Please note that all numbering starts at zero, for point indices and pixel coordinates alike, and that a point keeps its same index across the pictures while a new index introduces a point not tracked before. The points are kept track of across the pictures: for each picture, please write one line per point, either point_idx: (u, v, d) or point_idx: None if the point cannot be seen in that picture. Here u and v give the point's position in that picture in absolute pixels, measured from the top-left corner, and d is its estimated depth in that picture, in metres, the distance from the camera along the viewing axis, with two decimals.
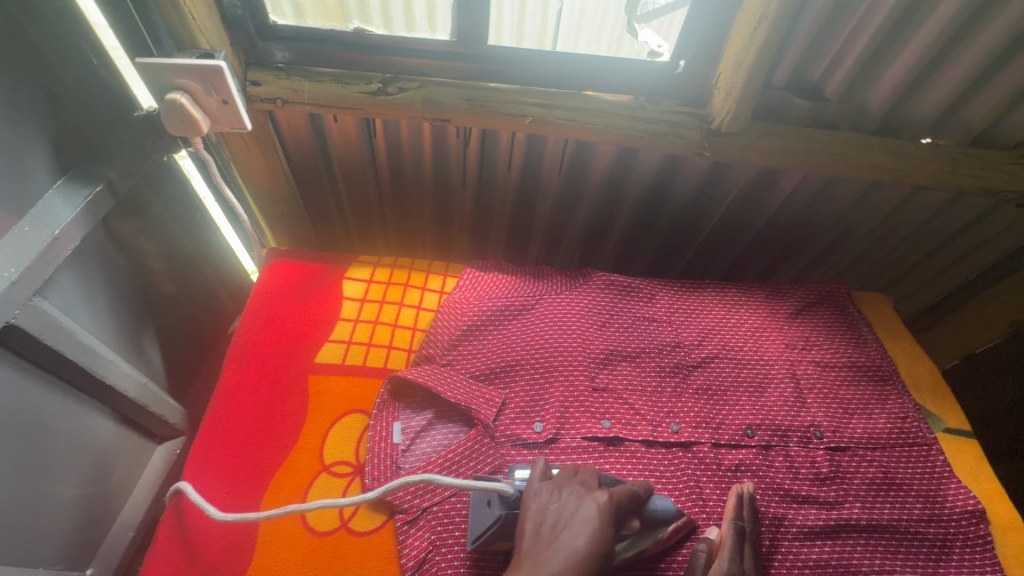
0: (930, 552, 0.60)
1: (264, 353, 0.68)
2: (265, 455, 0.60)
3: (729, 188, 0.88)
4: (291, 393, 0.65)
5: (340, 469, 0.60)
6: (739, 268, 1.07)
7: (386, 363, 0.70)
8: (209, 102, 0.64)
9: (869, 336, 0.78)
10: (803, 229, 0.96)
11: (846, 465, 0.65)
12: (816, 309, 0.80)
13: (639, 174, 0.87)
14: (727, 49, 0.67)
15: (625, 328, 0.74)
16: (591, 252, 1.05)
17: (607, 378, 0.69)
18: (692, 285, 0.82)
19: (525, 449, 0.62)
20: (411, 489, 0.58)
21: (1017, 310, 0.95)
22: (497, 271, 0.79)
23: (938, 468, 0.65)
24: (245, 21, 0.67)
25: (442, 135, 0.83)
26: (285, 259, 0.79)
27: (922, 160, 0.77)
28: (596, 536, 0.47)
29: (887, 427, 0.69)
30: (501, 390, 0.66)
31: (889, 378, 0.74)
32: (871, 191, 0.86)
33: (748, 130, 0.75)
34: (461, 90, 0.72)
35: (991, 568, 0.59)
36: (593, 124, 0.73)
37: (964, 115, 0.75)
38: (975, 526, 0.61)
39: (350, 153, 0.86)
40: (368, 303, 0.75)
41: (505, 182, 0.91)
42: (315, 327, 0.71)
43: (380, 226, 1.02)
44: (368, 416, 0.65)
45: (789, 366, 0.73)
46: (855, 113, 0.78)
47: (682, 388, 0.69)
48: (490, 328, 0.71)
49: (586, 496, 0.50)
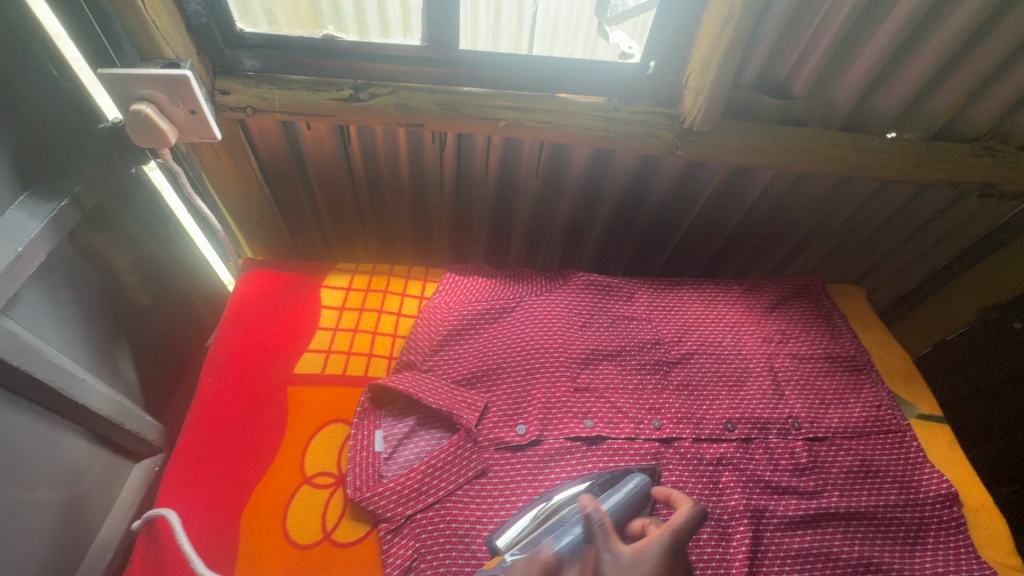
0: (907, 537, 0.62)
1: (241, 365, 0.67)
2: (245, 469, 0.59)
3: (704, 186, 0.89)
4: (270, 405, 0.64)
5: (322, 481, 0.59)
6: (717, 264, 1.08)
7: (367, 371, 0.69)
8: (175, 112, 0.63)
9: (844, 327, 0.80)
10: (777, 224, 0.98)
11: (824, 454, 0.66)
12: (790, 303, 0.82)
13: (615, 174, 0.88)
14: (696, 50, 0.68)
15: (605, 327, 0.74)
16: (572, 252, 1.05)
17: (589, 378, 0.69)
18: (669, 283, 0.83)
19: (508, 452, 0.62)
20: (395, 497, 0.57)
21: (985, 297, 0.97)
22: (477, 275, 0.79)
23: (912, 454, 0.67)
24: (211, 30, 0.66)
25: (417, 140, 0.83)
26: (261, 269, 0.78)
27: (888, 154, 0.79)
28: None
29: (863, 415, 0.70)
30: (483, 394, 0.66)
31: (863, 367, 0.76)
32: (842, 185, 0.88)
33: (719, 128, 0.76)
34: (434, 96, 0.72)
35: (965, 549, 0.61)
36: (567, 126, 0.74)
37: (926, 109, 0.77)
38: (948, 508, 0.63)
39: (326, 160, 0.85)
40: (346, 311, 0.74)
41: (483, 185, 0.91)
42: (293, 337, 0.70)
43: (359, 234, 1.01)
44: (349, 425, 0.64)
45: (766, 359, 0.74)
46: (823, 110, 0.80)
47: (663, 384, 0.70)
48: (471, 333, 0.71)
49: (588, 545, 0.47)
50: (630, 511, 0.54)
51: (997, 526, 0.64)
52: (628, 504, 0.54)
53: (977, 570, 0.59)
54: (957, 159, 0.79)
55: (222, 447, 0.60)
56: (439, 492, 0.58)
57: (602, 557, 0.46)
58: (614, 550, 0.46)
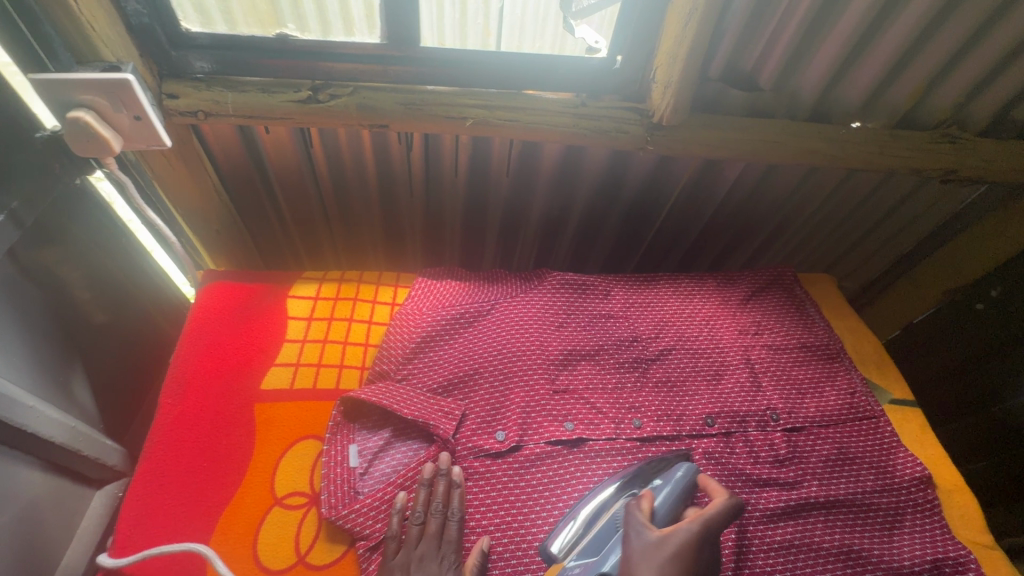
0: (885, 521, 0.63)
1: (203, 383, 0.63)
2: (211, 494, 0.56)
3: (676, 180, 0.89)
4: (237, 424, 0.61)
5: (295, 501, 0.57)
6: (693, 257, 1.08)
7: (338, 383, 0.66)
8: (119, 119, 0.60)
9: (816, 317, 0.81)
10: (749, 215, 0.98)
11: (803, 444, 0.67)
12: (764, 295, 0.82)
13: (587, 170, 0.87)
14: (662, 43, 0.68)
15: (583, 326, 0.73)
16: (547, 251, 1.04)
17: (568, 379, 0.67)
18: (645, 279, 0.82)
19: (489, 459, 0.60)
20: (371, 514, 0.55)
21: (949, 280, 1.00)
22: (449, 280, 0.77)
23: (886, 440, 0.68)
24: (154, 30, 0.62)
25: (383, 142, 0.80)
26: (222, 281, 0.74)
27: (854, 143, 0.80)
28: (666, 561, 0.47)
29: (838, 404, 0.71)
30: (460, 401, 0.63)
31: (837, 356, 0.77)
32: (810, 175, 0.89)
33: (689, 122, 0.76)
34: (397, 95, 0.69)
35: (940, 529, 0.62)
36: (535, 123, 0.72)
37: (889, 98, 0.78)
38: (923, 491, 0.65)
39: (288, 165, 0.82)
40: (315, 322, 0.71)
41: (454, 186, 0.89)
42: (259, 351, 0.67)
43: (327, 240, 0.98)
44: (321, 441, 0.62)
45: (743, 352, 0.74)
46: (790, 101, 0.80)
47: (643, 382, 0.69)
48: (445, 339, 0.68)
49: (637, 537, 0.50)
50: (678, 504, 0.55)
51: (969, 504, 0.66)
52: (676, 496, 0.55)
53: (952, 550, 0.60)
54: (919, 146, 0.81)
55: (186, 471, 0.57)
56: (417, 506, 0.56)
57: (634, 536, 0.49)
58: (646, 533, 0.49)
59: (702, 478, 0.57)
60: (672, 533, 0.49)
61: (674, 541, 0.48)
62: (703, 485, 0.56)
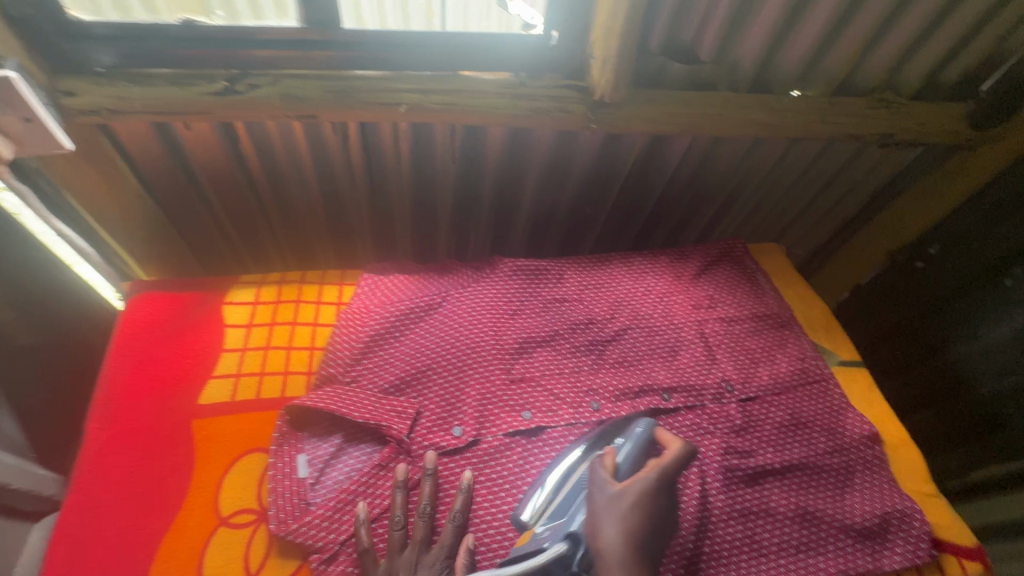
0: (836, 480, 0.65)
1: (133, 405, 0.60)
2: (149, 522, 0.53)
3: (624, 158, 0.88)
4: (173, 444, 0.58)
5: (242, 519, 0.54)
6: (648, 235, 1.08)
7: (283, 391, 0.63)
8: (9, 120, 0.54)
9: (766, 286, 0.81)
10: (700, 189, 0.98)
11: (758, 413, 0.67)
12: (716, 267, 0.82)
13: (535, 153, 0.85)
14: (597, 18, 0.65)
15: (536, 312, 0.70)
16: (502, 238, 1.02)
17: (524, 367, 0.65)
18: (598, 259, 0.80)
19: (446, 457, 0.58)
20: (323, 525, 0.53)
21: (891, 241, 1.03)
22: (397, 273, 0.74)
23: (836, 402, 0.70)
24: (39, 21, 0.57)
25: (317, 133, 0.76)
26: (150, 292, 0.70)
27: (795, 112, 0.80)
28: (625, 511, 0.51)
29: (791, 370, 0.72)
30: (412, 400, 0.61)
31: (786, 323, 0.77)
32: (755, 146, 0.89)
33: (631, 98, 0.74)
34: (324, 82, 0.65)
35: (887, 484, 0.65)
36: (473, 107, 0.69)
37: (826, 65, 0.79)
38: (870, 448, 0.67)
39: (215, 162, 0.76)
40: (255, 328, 0.68)
41: (399, 176, 0.86)
42: (195, 364, 0.64)
43: (269, 241, 0.93)
44: (267, 453, 0.59)
45: (698, 326, 0.73)
46: (731, 73, 0.79)
47: (600, 364, 0.68)
48: (393, 336, 0.65)
49: (602, 491, 0.53)
50: (638, 460, 0.58)
51: (912, 457, 0.69)
52: (635, 452, 0.58)
53: (898, 502, 0.63)
54: (857, 112, 0.82)
55: (120, 501, 0.54)
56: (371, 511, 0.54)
57: (597, 492, 0.53)
58: (607, 487, 0.53)
59: (658, 432, 0.60)
60: (631, 486, 0.53)
61: (633, 490, 0.53)
62: (659, 438, 0.60)
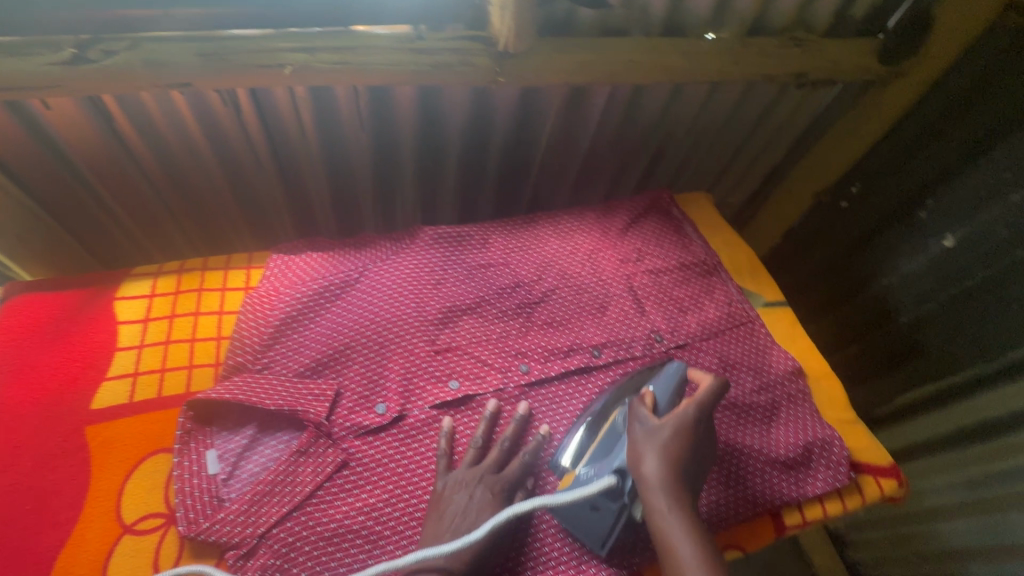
0: (764, 416, 0.74)
1: (25, 415, 0.65)
2: (41, 537, 0.58)
3: (545, 112, 0.86)
4: (71, 453, 0.63)
5: (149, 525, 0.61)
6: (583, 192, 1.06)
7: (188, 385, 0.70)
8: None
9: (693, 234, 0.91)
10: (628, 142, 0.97)
11: (689, 358, 0.78)
12: (646, 219, 0.92)
13: (450, 111, 0.83)
14: None
15: (459, 280, 0.81)
16: (432, 204, 0.99)
17: (449, 337, 0.76)
18: (527, 221, 0.91)
19: (368, 435, 0.67)
20: (230, 525, 0.60)
21: None
22: (309, 253, 0.81)
23: (762, 340, 0.81)
24: None
25: (205, 103, 0.75)
26: (36, 294, 0.75)
27: (709, 54, 0.79)
28: (680, 429, 0.61)
29: (718, 316, 0.82)
30: (331, 380, 0.70)
31: (713, 269, 0.87)
32: (677, 92, 0.88)
33: (536, 47, 0.73)
34: (192, 44, 0.66)
35: (812, 411, 0.75)
36: (366, 62, 0.70)
37: (736, 4, 0.77)
38: (796, 381, 0.77)
39: (93, 150, 0.77)
40: (147, 349, 0.72)
41: (308, 155, 0.86)
42: (88, 369, 0.69)
43: (180, 234, 0.94)
44: (171, 452, 0.65)
45: (626, 280, 0.83)
46: (642, 17, 0.77)
47: (527, 326, 0.78)
48: (320, 316, 0.74)
49: (644, 423, 0.62)
50: (675, 398, 0.66)
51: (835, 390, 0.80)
52: (674, 388, 0.66)
53: (822, 430, 0.73)
54: (771, 52, 0.81)
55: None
56: (274, 516, 0.61)
57: (635, 425, 0.62)
58: (645, 421, 0.62)
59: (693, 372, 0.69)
60: (669, 420, 0.61)
61: (670, 423, 0.61)
62: (693, 376, 0.69)
